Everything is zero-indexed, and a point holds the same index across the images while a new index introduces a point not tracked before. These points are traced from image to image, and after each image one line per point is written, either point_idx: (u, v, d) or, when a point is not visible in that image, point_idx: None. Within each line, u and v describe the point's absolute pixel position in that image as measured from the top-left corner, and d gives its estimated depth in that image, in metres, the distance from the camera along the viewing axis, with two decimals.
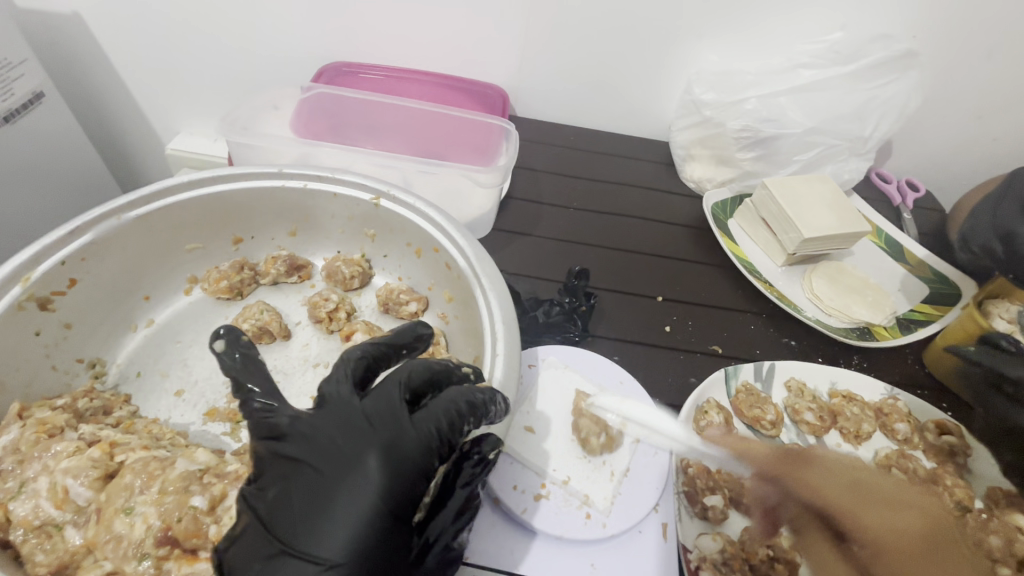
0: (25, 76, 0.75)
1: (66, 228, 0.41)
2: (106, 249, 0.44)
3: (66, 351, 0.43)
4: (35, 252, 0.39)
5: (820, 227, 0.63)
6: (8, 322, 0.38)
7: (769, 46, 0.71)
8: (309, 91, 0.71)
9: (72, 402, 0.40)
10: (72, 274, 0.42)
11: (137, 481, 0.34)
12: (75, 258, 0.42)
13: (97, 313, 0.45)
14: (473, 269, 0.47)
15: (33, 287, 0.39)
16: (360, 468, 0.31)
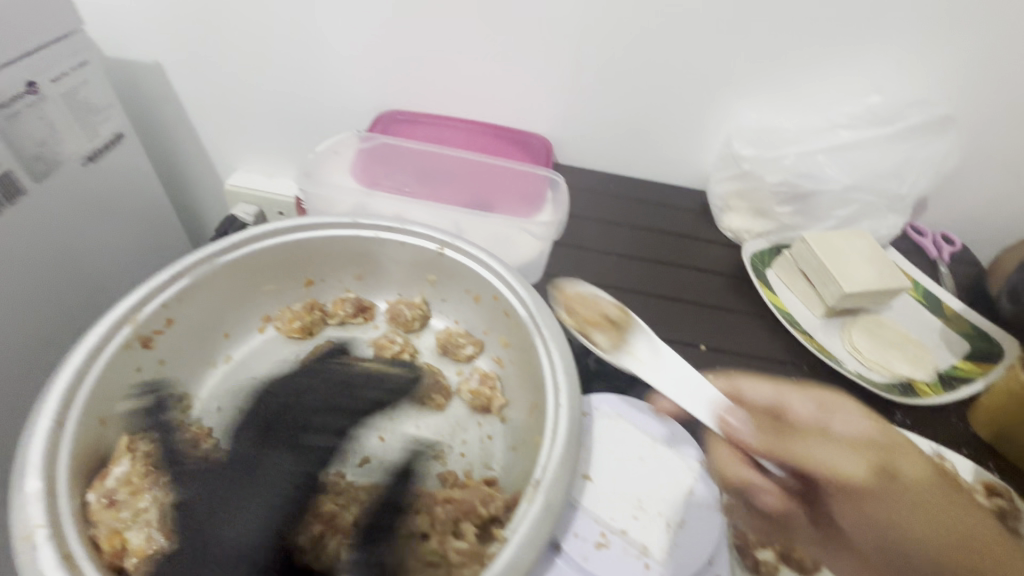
0: (109, 120, 0.82)
1: (169, 272, 0.47)
2: (198, 292, 0.49)
3: (159, 386, 0.48)
4: (143, 295, 0.45)
5: (858, 283, 0.65)
6: (118, 357, 0.44)
7: (808, 106, 0.75)
8: (370, 142, 0.77)
9: (165, 435, 0.45)
10: (169, 314, 0.47)
11: (241, 519, 0.40)
12: (173, 300, 0.47)
13: (186, 350, 0.50)
14: (534, 319, 0.49)
15: (138, 327, 0.45)
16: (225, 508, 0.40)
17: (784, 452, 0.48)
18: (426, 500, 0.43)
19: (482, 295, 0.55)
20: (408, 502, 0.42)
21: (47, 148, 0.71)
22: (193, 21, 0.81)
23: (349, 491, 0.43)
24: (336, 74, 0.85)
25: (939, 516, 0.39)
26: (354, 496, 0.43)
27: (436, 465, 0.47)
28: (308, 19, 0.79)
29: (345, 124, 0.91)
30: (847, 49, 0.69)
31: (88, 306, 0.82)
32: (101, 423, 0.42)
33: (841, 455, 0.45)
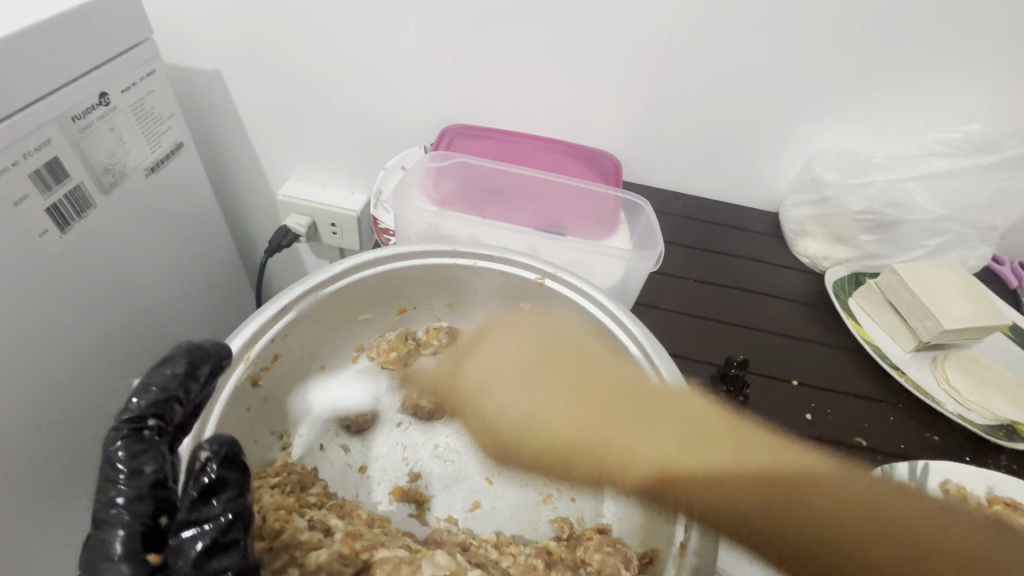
0: (171, 129, 0.80)
1: (277, 306, 0.47)
2: (301, 325, 0.50)
3: (263, 425, 0.49)
4: (252, 332, 0.45)
5: (960, 319, 0.62)
6: (232, 397, 0.44)
7: (897, 131, 0.72)
8: (447, 161, 0.75)
9: (282, 480, 0.46)
10: (275, 349, 0.48)
11: None
12: (280, 335, 0.48)
13: (286, 385, 0.51)
14: (649, 357, 0.48)
15: (251, 365, 0.45)
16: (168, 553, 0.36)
17: (526, 412, 0.54)
18: (566, 561, 0.44)
19: (585, 327, 0.54)
20: (548, 563, 0.44)
21: (116, 160, 0.70)
22: (257, 30, 0.79)
23: (475, 546, 0.45)
24: (401, 85, 0.83)
25: (833, 494, 0.49)
26: (483, 552, 0.44)
27: (546, 510, 0.50)
28: (377, 30, 0.77)
29: (405, 136, 0.89)
30: (944, 74, 0.67)
31: (148, 320, 0.80)
32: None
33: (595, 419, 0.51)
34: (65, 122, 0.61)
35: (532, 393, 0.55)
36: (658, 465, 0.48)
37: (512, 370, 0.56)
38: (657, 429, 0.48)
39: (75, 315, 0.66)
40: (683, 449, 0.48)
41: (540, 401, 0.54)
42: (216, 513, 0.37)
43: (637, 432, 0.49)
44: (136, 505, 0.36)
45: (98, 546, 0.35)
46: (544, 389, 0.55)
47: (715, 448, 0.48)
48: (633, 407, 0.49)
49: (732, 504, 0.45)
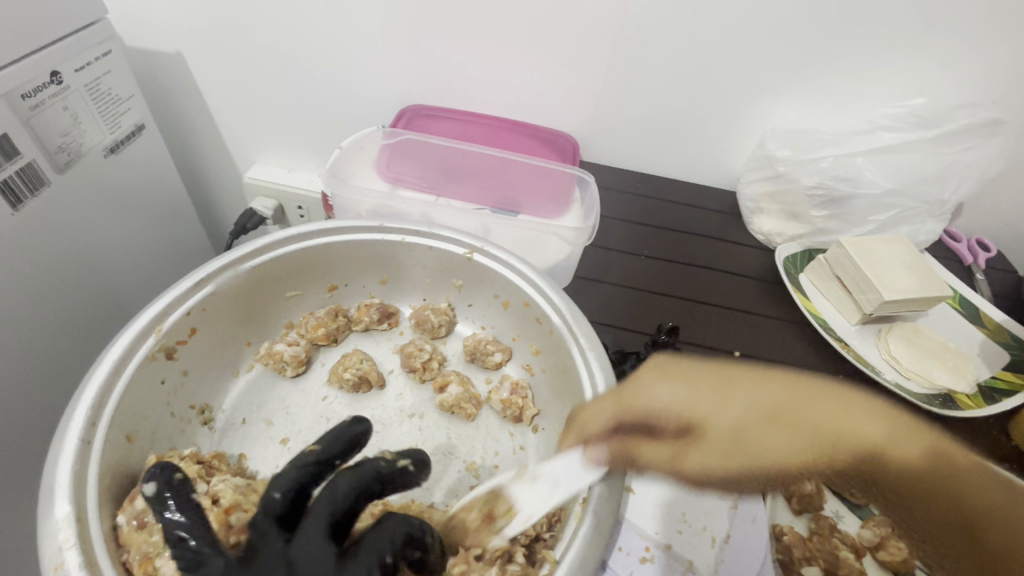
0: (131, 111, 0.80)
1: (191, 280, 0.43)
2: (221, 300, 0.46)
3: (182, 398, 0.44)
4: (167, 304, 0.42)
5: (899, 289, 0.63)
6: (142, 371, 0.40)
7: (848, 108, 0.73)
8: (395, 137, 0.75)
9: (195, 452, 0.41)
10: (193, 323, 0.44)
11: None
12: (197, 309, 0.44)
13: (208, 360, 0.46)
14: (569, 326, 0.47)
15: (164, 338, 0.41)
16: None
17: (722, 429, 0.43)
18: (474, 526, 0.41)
19: (514, 301, 0.52)
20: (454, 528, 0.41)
21: (71, 139, 0.70)
22: (215, 11, 0.79)
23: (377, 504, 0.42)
24: (361, 65, 0.83)
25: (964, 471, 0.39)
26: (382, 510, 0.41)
27: (468, 477, 0.45)
28: (334, 11, 0.77)
29: (368, 117, 0.89)
30: (892, 48, 0.67)
31: (111, 300, 0.81)
32: (128, 440, 0.39)
33: (813, 398, 0.43)
34: (14, 99, 0.61)
35: (728, 399, 0.44)
36: (793, 442, 0.42)
37: (693, 372, 0.47)
38: (836, 404, 0.43)
39: (31, 291, 0.67)
40: (841, 411, 0.43)
41: (759, 398, 0.44)
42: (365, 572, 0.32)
43: (828, 407, 0.43)
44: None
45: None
46: (699, 391, 0.45)
47: (895, 427, 0.42)
48: (829, 399, 0.44)
49: (960, 484, 0.38)
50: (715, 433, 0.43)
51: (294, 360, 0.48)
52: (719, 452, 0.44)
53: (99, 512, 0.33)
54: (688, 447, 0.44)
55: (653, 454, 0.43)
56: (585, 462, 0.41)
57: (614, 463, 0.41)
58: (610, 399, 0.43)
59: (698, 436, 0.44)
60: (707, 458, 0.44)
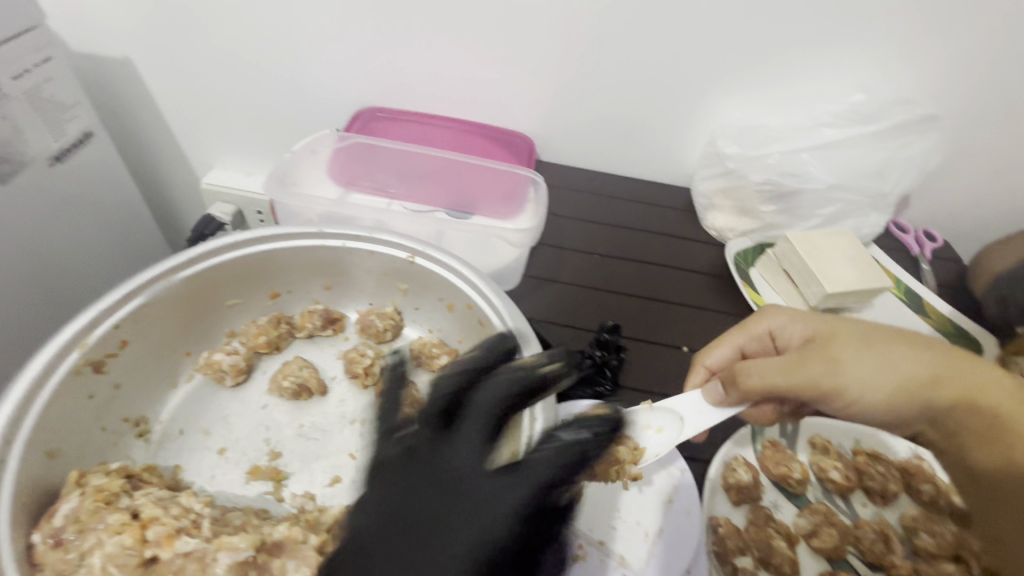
0: (77, 118, 0.78)
1: (120, 291, 0.43)
2: (155, 310, 0.45)
3: (114, 412, 0.44)
4: (92, 317, 0.41)
5: (842, 282, 0.65)
6: (67, 386, 0.40)
7: (793, 105, 0.74)
8: (346, 141, 0.74)
9: (124, 467, 0.40)
10: (124, 335, 0.43)
11: None
12: (127, 321, 0.43)
13: (142, 372, 0.46)
14: (507, 328, 0.48)
15: (90, 351, 0.41)
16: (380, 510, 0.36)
17: (843, 379, 0.44)
18: None
19: (457, 304, 0.53)
20: None
21: (12, 150, 0.67)
22: (162, 15, 0.78)
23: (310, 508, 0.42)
24: (314, 68, 0.82)
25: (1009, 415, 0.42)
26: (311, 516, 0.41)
27: None
28: (282, 14, 0.76)
29: (323, 121, 0.89)
30: (831, 46, 0.68)
31: (61, 311, 0.79)
32: (49, 457, 0.38)
33: (919, 340, 0.46)
34: None
35: (885, 357, 0.44)
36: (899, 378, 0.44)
37: (790, 313, 0.49)
38: (919, 347, 0.45)
39: None
40: (916, 357, 0.45)
41: (872, 331, 0.46)
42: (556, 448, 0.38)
43: (916, 350, 0.45)
44: (463, 468, 0.37)
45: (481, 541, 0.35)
46: (816, 322, 0.48)
47: (955, 367, 0.44)
48: (917, 340, 0.46)
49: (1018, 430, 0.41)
50: (843, 348, 0.45)
51: (233, 369, 0.48)
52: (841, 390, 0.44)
53: (14, 531, 0.33)
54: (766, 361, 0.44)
55: (768, 367, 0.43)
56: (709, 394, 0.46)
57: (730, 386, 0.44)
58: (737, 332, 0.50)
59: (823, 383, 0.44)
60: (763, 370, 0.43)
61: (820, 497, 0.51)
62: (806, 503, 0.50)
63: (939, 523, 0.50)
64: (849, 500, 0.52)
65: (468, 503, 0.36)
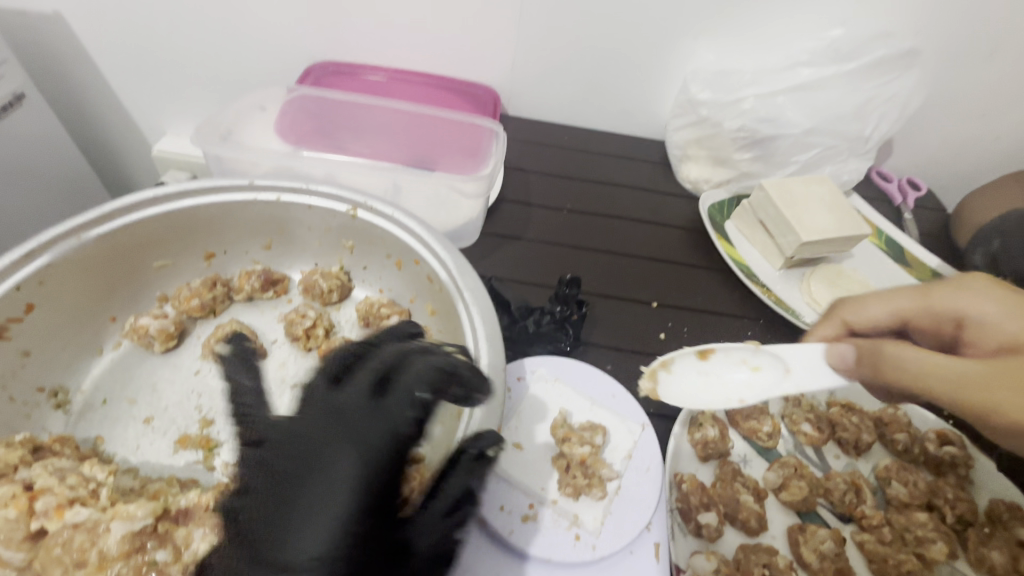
0: (3, 79, 0.70)
1: (21, 251, 0.39)
2: (65, 271, 0.42)
3: (25, 381, 0.41)
4: None
5: (819, 231, 0.62)
6: None
7: (769, 44, 0.70)
8: (294, 94, 0.69)
9: (32, 437, 0.37)
10: (29, 299, 0.40)
11: (69, 559, 0.31)
12: (31, 282, 0.40)
13: (57, 338, 0.43)
14: (455, 281, 0.45)
15: None
16: (334, 465, 0.32)
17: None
18: None
19: (404, 259, 0.49)
20: None
21: None
22: None
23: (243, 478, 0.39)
24: (257, 19, 0.75)
25: None
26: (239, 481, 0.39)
27: None
28: None
29: (275, 78, 0.83)
30: None
31: None
32: None
33: None
34: None
35: None
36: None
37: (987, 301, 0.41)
38: None
39: None
40: None
41: None
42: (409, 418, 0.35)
43: None
44: (286, 454, 0.33)
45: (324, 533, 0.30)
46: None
47: None
48: None
49: None
50: None
51: (161, 334, 0.45)
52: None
53: None
54: (921, 350, 0.36)
55: (915, 357, 0.36)
56: (829, 358, 0.41)
57: (866, 359, 0.39)
58: (921, 293, 0.44)
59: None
60: (928, 362, 0.36)
61: (792, 450, 0.49)
62: (777, 457, 0.47)
63: (913, 472, 0.48)
64: (822, 453, 0.50)
65: (292, 491, 0.31)
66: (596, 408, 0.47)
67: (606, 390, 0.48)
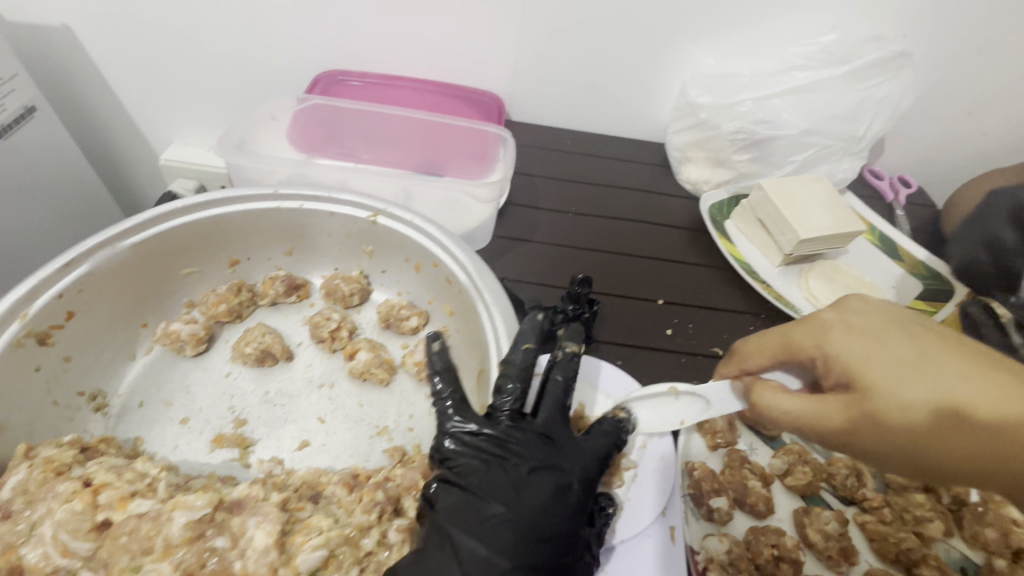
0: (17, 91, 0.72)
1: (62, 261, 0.41)
2: (102, 280, 0.44)
3: (66, 386, 0.43)
4: (32, 287, 0.40)
5: (816, 229, 0.64)
6: (8, 358, 0.38)
7: (764, 49, 0.73)
8: (305, 103, 0.71)
9: (78, 438, 0.39)
10: (69, 306, 0.42)
11: (137, 545, 0.33)
12: (72, 290, 0.42)
13: (95, 344, 0.45)
14: (474, 283, 0.47)
15: (31, 323, 0.39)
16: (538, 487, 0.37)
17: (933, 380, 0.35)
18: (372, 480, 0.40)
19: (423, 263, 0.51)
20: (352, 487, 0.40)
21: None
22: None
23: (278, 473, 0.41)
24: (266, 31, 0.77)
25: None
26: (276, 476, 0.41)
27: (380, 442, 0.45)
28: None
29: (283, 88, 0.85)
30: None
31: None
32: None
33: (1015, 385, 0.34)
34: None
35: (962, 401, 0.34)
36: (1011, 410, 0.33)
37: (865, 327, 0.39)
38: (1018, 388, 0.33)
39: None
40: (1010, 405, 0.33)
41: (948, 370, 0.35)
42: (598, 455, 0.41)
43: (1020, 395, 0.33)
44: (491, 463, 0.38)
45: (529, 539, 0.35)
46: (884, 340, 0.38)
47: None
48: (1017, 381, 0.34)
49: None
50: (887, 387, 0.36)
51: (193, 339, 0.46)
52: (924, 408, 0.35)
53: None
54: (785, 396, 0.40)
55: (778, 403, 0.40)
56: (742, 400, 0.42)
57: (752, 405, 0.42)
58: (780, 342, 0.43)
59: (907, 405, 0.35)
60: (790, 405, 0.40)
61: None
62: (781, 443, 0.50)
63: None
64: None
65: (512, 499, 0.36)
66: (612, 402, 0.49)
67: (621, 384, 0.50)
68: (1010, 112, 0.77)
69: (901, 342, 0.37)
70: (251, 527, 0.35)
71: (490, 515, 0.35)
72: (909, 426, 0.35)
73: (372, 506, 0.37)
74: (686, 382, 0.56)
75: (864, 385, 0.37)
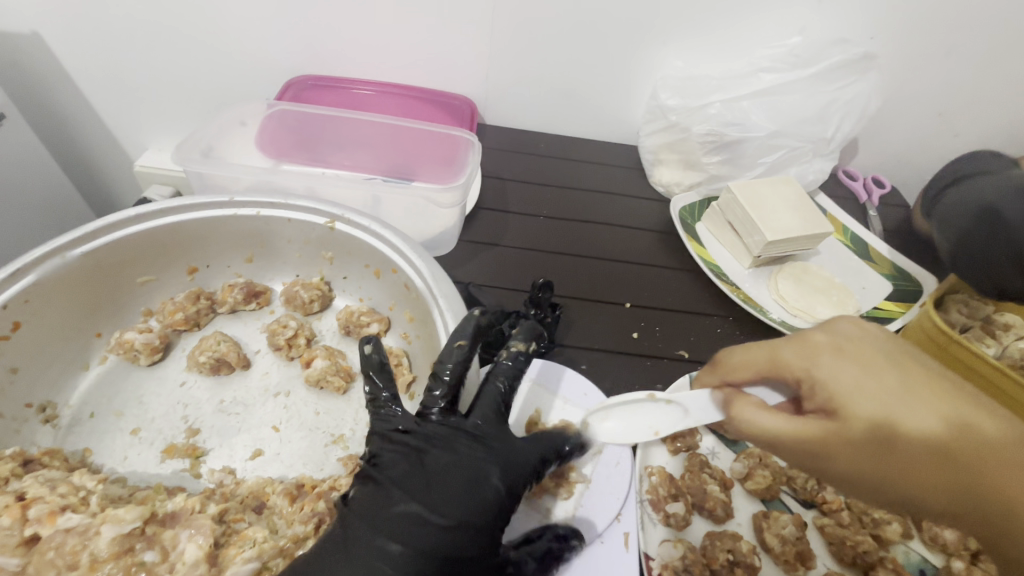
0: None
1: (7, 271, 0.41)
2: (50, 290, 0.43)
3: (14, 397, 0.42)
4: None
5: (782, 230, 0.64)
6: None
7: (733, 52, 0.73)
8: (273, 108, 0.71)
9: (21, 450, 0.39)
10: (15, 317, 0.41)
11: (63, 559, 0.33)
12: (17, 301, 0.41)
13: (45, 354, 0.44)
14: (430, 288, 0.47)
15: None
16: (453, 484, 0.37)
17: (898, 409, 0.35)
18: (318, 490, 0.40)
19: (381, 269, 0.51)
20: (295, 497, 0.40)
21: None
22: None
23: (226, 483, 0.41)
24: (237, 37, 0.77)
25: None
26: (226, 487, 0.40)
27: (335, 450, 0.44)
28: None
29: (256, 93, 0.85)
30: None
31: None
32: None
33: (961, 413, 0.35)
34: None
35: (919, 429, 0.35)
36: (982, 441, 0.34)
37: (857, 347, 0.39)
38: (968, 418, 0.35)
39: None
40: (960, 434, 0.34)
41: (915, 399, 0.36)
42: (534, 463, 0.41)
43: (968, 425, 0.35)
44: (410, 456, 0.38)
45: (431, 540, 0.35)
46: (867, 363, 0.37)
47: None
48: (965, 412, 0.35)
49: None
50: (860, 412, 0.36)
51: (147, 348, 0.46)
52: (901, 442, 0.35)
53: None
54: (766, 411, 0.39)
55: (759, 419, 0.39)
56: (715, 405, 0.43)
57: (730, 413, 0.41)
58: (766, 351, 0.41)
59: (889, 437, 0.35)
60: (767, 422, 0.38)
61: None
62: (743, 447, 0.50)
63: None
64: None
65: (419, 494, 0.36)
66: (567, 406, 0.50)
67: (579, 388, 0.51)
68: (980, 113, 0.77)
69: (886, 373, 0.37)
70: (183, 540, 0.35)
71: (398, 508, 0.36)
72: (887, 458, 0.35)
73: (310, 517, 0.38)
74: (650, 386, 0.56)
75: (845, 416, 0.36)
